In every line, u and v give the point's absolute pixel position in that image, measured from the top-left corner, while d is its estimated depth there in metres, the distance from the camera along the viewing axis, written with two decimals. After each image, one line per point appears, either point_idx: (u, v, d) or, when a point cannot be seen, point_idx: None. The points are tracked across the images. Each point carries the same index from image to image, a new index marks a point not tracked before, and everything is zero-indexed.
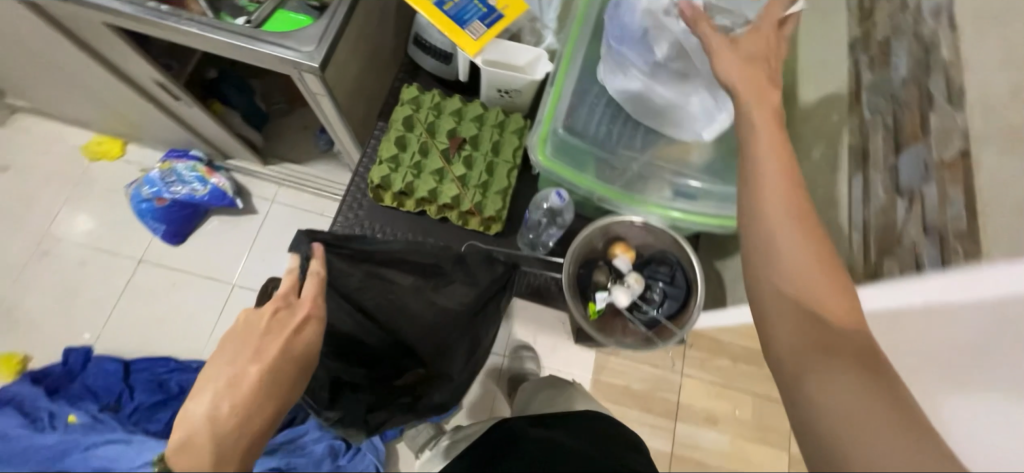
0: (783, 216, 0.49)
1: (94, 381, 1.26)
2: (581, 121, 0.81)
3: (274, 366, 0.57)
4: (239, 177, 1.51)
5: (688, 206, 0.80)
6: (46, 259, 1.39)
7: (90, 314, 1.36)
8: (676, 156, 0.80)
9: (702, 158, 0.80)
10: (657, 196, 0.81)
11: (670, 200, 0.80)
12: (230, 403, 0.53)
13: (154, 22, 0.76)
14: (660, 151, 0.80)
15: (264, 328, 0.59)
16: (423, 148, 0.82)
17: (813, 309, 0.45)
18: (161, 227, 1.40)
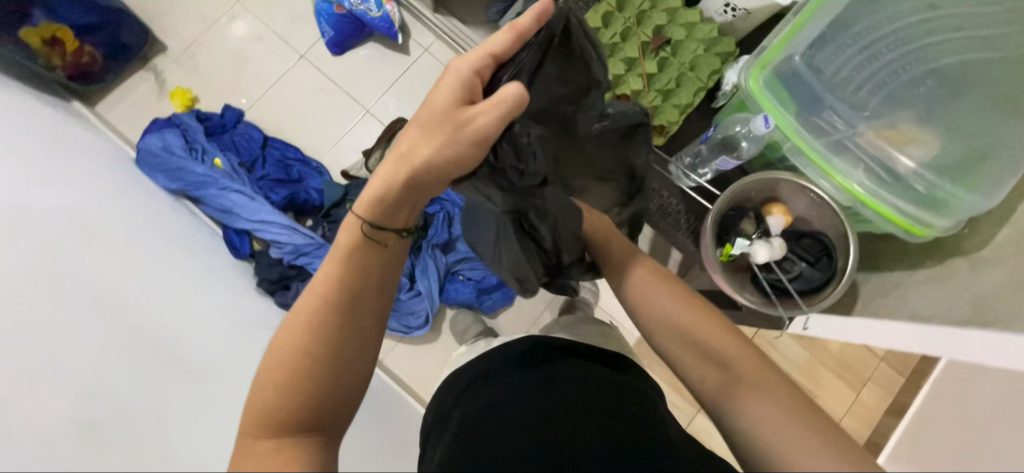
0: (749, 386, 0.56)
1: (239, 140, 1.44)
2: (818, 57, 0.90)
3: (425, 125, 0.58)
4: (407, 15, 1.56)
5: (881, 194, 0.89)
6: (233, 23, 1.55)
7: (251, 85, 1.53)
8: (903, 140, 0.88)
9: (931, 152, 0.88)
10: (853, 172, 0.90)
11: (866, 181, 0.89)
12: (397, 160, 0.59)
13: None
14: (886, 128, 0.89)
15: (440, 90, 0.58)
16: (625, 33, 0.79)
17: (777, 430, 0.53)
18: (329, 32, 1.50)
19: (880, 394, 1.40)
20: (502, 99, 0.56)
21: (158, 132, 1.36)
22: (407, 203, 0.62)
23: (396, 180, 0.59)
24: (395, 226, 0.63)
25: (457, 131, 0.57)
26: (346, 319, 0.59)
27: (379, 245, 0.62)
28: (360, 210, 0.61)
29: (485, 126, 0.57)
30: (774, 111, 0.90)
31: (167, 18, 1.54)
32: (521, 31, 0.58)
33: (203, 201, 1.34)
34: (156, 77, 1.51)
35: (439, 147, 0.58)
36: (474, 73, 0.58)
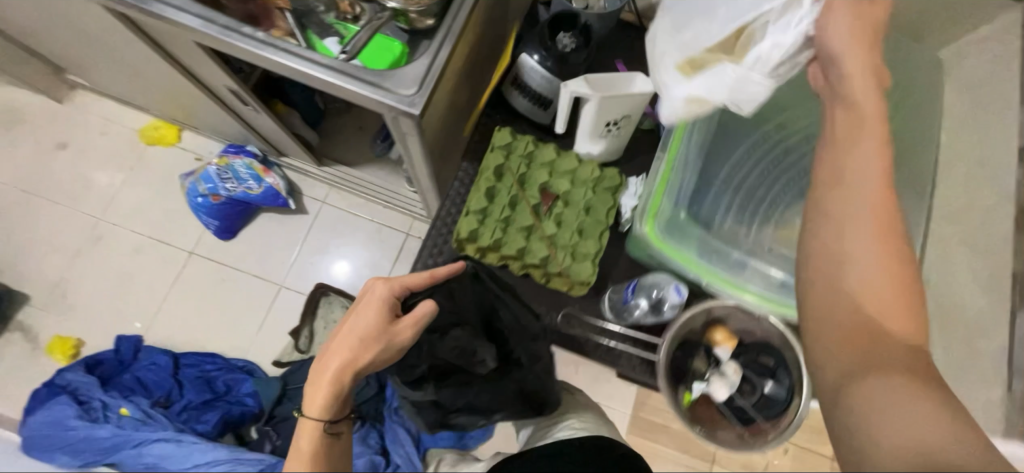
0: (845, 308, 0.47)
1: (144, 374, 1.27)
2: (705, 187, 0.74)
3: (357, 334, 0.69)
4: (290, 174, 1.49)
5: None
6: (103, 243, 1.40)
7: (141, 303, 1.37)
8: None
9: None
10: None
11: None
12: (337, 359, 0.68)
13: (238, 43, 0.71)
14: None
15: (371, 304, 0.72)
16: (513, 202, 0.77)
17: (884, 334, 0.46)
18: (213, 222, 1.39)
19: None
20: (424, 314, 0.73)
21: (45, 404, 1.17)
22: (353, 392, 0.70)
23: (343, 381, 0.67)
24: (342, 416, 0.69)
25: (390, 342, 0.70)
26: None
27: (332, 436, 0.67)
28: (316, 413, 0.65)
29: (408, 337, 0.71)
30: (674, 250, 0.69)
31: (23, 264, 1.36)
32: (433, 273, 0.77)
33: (120, 466, 1.14)
34: (27, 335, 1.31)
35: (375, 355, 0.68)
36: (394, 295, 0.74)
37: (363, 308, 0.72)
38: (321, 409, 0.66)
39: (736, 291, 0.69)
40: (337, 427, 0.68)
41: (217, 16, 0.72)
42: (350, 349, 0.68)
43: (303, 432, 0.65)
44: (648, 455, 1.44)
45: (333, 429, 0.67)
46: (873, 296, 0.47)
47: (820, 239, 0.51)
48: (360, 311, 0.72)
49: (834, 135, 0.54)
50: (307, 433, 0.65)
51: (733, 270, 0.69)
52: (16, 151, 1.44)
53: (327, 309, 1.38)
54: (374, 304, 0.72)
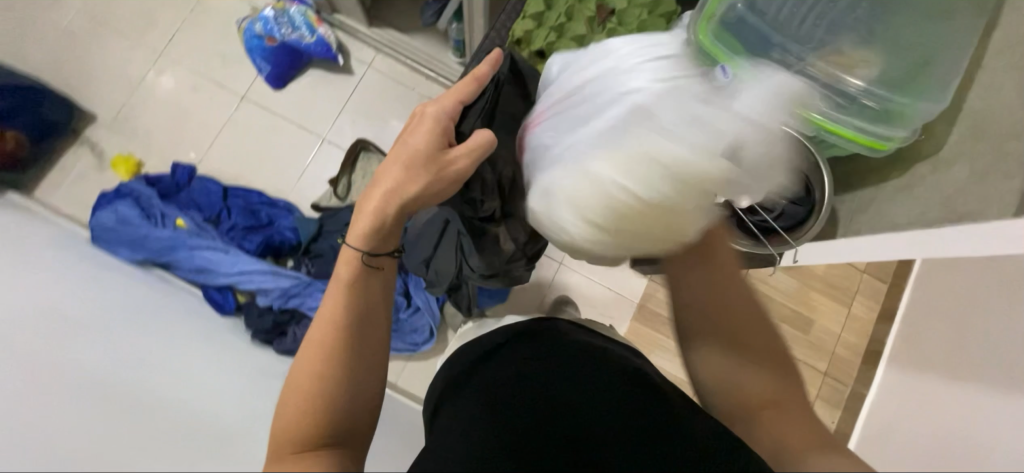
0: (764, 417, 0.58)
1: (197, 195, 1.38)
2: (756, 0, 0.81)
3: (408, 158, 0.66)
4: (341, 34, 1.53)
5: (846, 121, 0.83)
6: (163, 79, 1.49)
7: (196, 137, 1.47)
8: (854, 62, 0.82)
9: (880, 67, 0.82)
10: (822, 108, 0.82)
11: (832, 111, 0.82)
12: (388, 184, 0.65)
13: None
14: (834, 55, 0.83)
15: (422, 127, 0.68)
16: (569, 12, 0.80)
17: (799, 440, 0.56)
18: (266, 67, 1.45)
19: (868, 306, 1.57)
20: (478, 144, 0.69)
21: (111, 204, 1.29)
22: (396, 230, 0.68)
23: (386, 212, 0.65)
24: (387, 250, 0.67)
25: (439, 173, 0.66)
26: (348, 359, 0.58)
27: (375, 269, 0.66)
28: (354, 242, 0.64)
29: (460, 165, 0.68)
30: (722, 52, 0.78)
31: (91, 87, 1.45)
32: (482, 75, 0.70)
33: (176, 265, 1.28)
34: (94, 150, 1.42)
35: (427, 180, 0.65)
36: (445, 122, 0.70)
37: (414, 134, 0.68)
38: (366, 238, 0.64)
39: None
40: (379, 261, 0.66)
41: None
42: (402, 172, 0.65)
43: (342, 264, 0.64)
44: (649, 343, 1.52)
45: (374, 262, 0.65)
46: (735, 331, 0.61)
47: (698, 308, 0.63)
48: (411, 136, 0.68)
49: (716, 356, 0.63)
50: (344, 266, 0.64)
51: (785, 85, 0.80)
52: None
53: (366, 163, 1.45)
54: (427, 127, 0.68)
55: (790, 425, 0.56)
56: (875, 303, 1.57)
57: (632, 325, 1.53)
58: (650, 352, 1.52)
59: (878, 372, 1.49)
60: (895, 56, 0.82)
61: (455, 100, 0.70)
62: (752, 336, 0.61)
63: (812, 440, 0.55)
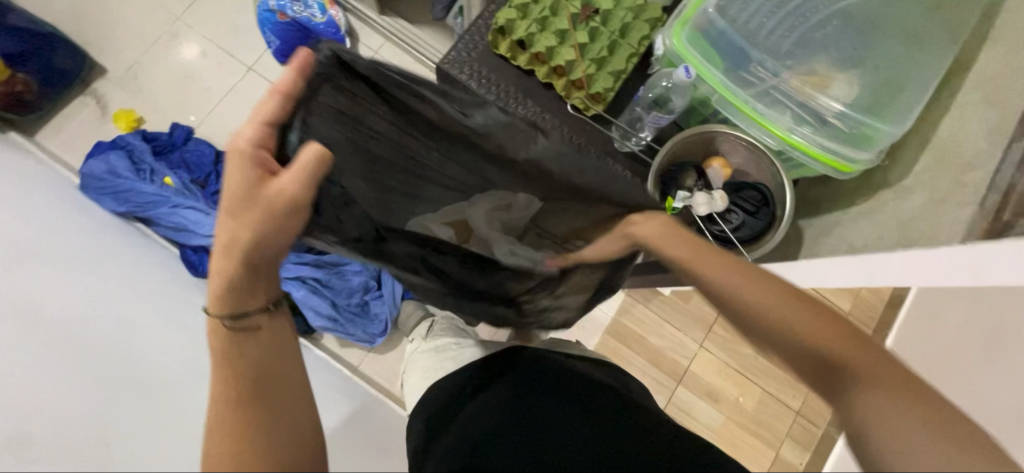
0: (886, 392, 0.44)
1: (190, 157, 1.40)
2: (734, 11, 0.87)
3: (225, 205, 0.52)
4: (352, 19, 1.57)
5: (810, 136, 0.88)
6: (176, 40, 1.53)
7: (198, 102, 1.50)
8: (820, 80, 0.88)
9: (845, 88, 0.88)
10: (781, 118, 0.89)
11: (794, 124, 0.89)
12: (217, 241, 0.52)
13: None
14: (805, 71, 0.88)
15: (230, 166, 0.53)
16: (553, 8, 0.81)
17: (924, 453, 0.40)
18: (275, 42, 1.49)
19: None
20: (306, 164, 0.53)
21: (104, 154, 1.32)
22: (262, 278, 0.55)
23: (225, 269, 0.52)
24: (257, 305, 0.54)
25: (265, 207, 0.51)
26: (258, 427, 0.47)
27: (255, 329, 0.53)
28: (214, 311, 0.53)
29: (288, 188, 0.52)
30: (691, 57, 0.87)
31: (106, 41, 1.50)
32: (286, 87, 0.56)
33: (156, 221, 1.30)
34: (98, 102, 1.46)
35: (260, 219, 0.51)
36: (261, 149, 0.54)
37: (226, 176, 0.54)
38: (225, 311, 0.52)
39: (733, 104, 0.90)
40: (259, 316, 0.54)
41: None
42: (230, 221, 0.51)
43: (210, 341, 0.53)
44: (618, 359, 1.49)
45: (243, 321, 0.53)
46: (772, 309, 0.52)
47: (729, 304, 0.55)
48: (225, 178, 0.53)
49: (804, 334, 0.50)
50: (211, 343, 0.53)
51: (757, 98, 0.89)
52: None
53: None
54: (233, 166, 0.53)
55: (913, 421, 0.41)
56: None
57: (604, 338, 1.50)
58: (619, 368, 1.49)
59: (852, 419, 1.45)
60: (857, 78, 0.89)
61: (256, 118, 0.54)
62: (852, 352, 0.47)
63: (916, 410, 0.41)
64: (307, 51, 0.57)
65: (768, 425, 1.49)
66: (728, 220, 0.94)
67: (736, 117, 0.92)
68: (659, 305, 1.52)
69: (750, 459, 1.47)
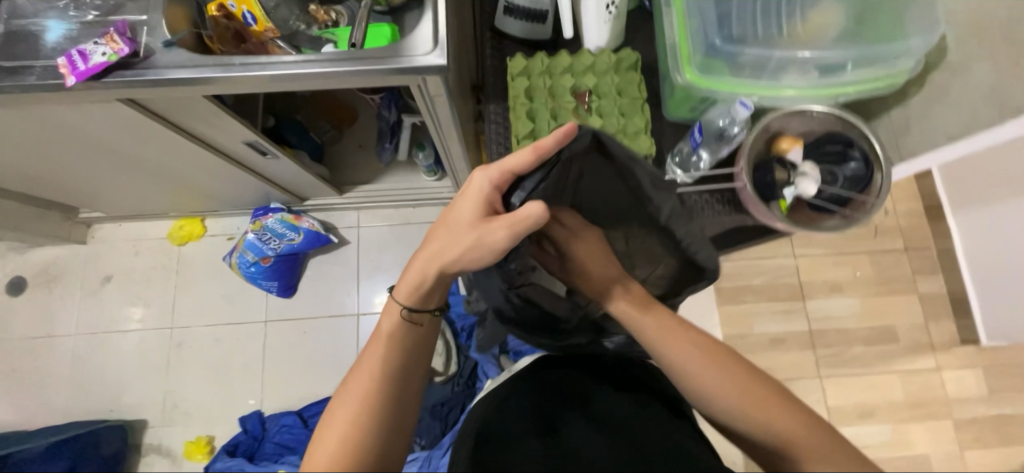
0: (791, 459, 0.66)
1: (280, 438, 1.33)
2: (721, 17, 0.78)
3: (447, 223, 0.70)
4: (318, 214, 1.54)
5: (843, 81, 0.77)
6: (184, 347, 1.46)
7: (246, 383, 1.43)
8: (825, 25, 0.76)
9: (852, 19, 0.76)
10: (803, 79, 0.77)
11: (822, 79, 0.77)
12: (430, 248, 0.71)
13: (257, 75, 0.73)
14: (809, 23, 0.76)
15: (472, 189, 0.69)
16: (555, 115, 0.82)
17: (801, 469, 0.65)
18: (273, 284, 1.44)
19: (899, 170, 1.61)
20: (522, 219, 0.65)
21: None
22: (437, 288, 0.74)
23: (426, 274, 0.71)
24: (429, 307, 0.74)
25: (474, 241, 0.68)
26: (387, 405, 0.67)
27: (410, 324, 0.73)
28: (402, 297, 0.72)
29: (501, 238, 0.66)
30: (712, 83, 0.76)
31: (127, 395, 1.41)
32: (543, 146, 0.65)
33: None
34: (162, 452, 1.37)
35: (461, 248, 0.68)
36: (495, 188, 0.69)
37: (463, 198, 0.70)
38: (402, 300, 0.73)
39: (765, 92, 0.78)
40: (417, 317, 0.73)
41: (230, 57, 0.73)
42: (444, 233, 0.70)
43: (388, 310, 0.74)
44: (744, 317, 1.50)
45: (412, 318, 0.73)
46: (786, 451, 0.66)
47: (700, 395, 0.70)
48: (460, 199, 0.70)
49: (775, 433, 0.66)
50: (389, 311, 0.73)
51: (767, 80, 0.77)
52: (65, 303, 1.47)
53: None
54: (479, 191, 0.69)
55: None
56: None
57: (719, 309, 1.52)
58: (751, 324, 1.50)
59: (951, 223, 1.51)
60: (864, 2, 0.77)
61: (512, 160, 0.67)
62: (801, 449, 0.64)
63: None
64: (574, 120, 0.66)
65: (892, 278, 1.54)
66: (835, 179, 0.75)
67: (774, 101, 0.79)
68: (739, 251, 1.54)
69: (904, 315, 1.51)
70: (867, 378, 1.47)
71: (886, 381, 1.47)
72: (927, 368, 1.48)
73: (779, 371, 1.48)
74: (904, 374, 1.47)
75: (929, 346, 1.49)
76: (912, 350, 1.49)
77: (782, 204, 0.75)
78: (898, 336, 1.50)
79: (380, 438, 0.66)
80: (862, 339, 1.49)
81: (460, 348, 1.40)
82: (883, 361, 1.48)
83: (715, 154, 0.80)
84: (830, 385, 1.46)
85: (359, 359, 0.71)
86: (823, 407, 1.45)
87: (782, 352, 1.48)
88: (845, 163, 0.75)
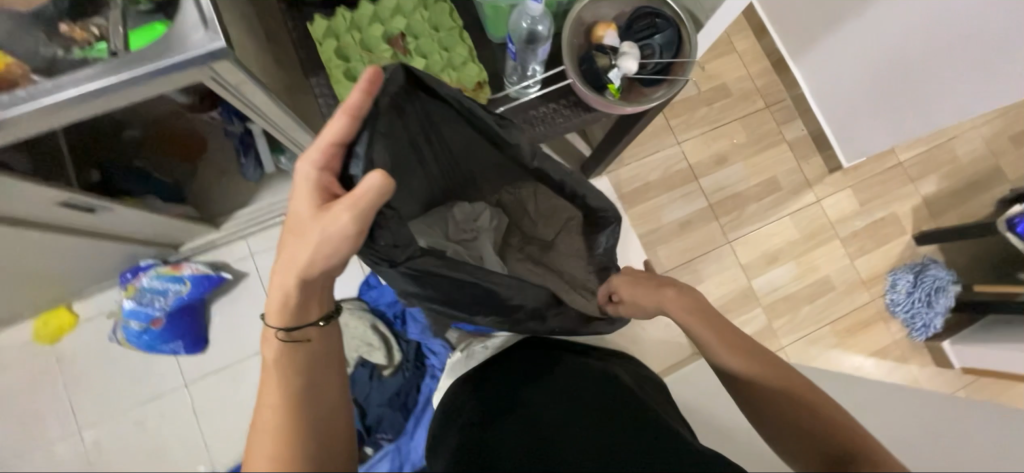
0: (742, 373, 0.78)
1: None
2: None
3: (289, 227, 0.65)
4: (203, 257, 1.41)
5: None
6: (103, 445, 1.31)
7: (188, 454, 1.33)
8: None
9: None
10: None
11: None
12: (283, 258, 0.65)
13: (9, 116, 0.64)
14: None
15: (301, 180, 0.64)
16: (375, 67, 0.78)
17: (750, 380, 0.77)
18: (177, 344, 1.32)
19: (744, 36, 1.73)
20: (360, 195, 0.60)
21: None
22: (312, 300, 0.70)
23: (288, 284, 0.66)
24: (309, 320, 0.70)
25: (321, 231, 0.62)
26: (307, 419, 0.63)
27: (297, 343, 0.69)
28: (274, 323, 0.68)
29: (347, 221, 0.61)
30: None
31: None
32: (353, 105, 0.62)
33: None
34: None
35: (314, 246, 0.63)
36: (324, 171, 0.65)
37: (297, 194, 0.65)
38: (282, 327, 0.68)
39: None
40: (302, 332, 0.69)
41: None
42: (292, 239, 0.65)
43: (267, 341, 0.69)
44: (651, 212, 1.60)
45: (292, 337, 0.69)
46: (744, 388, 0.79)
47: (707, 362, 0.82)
48: (294, 196, 0.65)
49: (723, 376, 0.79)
50: (269, 341, 0.69)
51: None
52: None
53: None
54: (308, 178, 0.64)
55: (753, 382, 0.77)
56: (744, 29, 1.74)
57: (628, 213, 1.60)
58: (659, 216, 1.60)
59: (794, 71, 1.67)
60: None
61: (331, 135, 0.63)
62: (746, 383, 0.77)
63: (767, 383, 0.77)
64: (373, 66, 0.62)
65: (763, 135, 1.68)
66: (654, 50, 0.78)
67: None
68: (630, 154, 1.61)
69: (780, 165, 1.67)
70: (766, 229, 1.63)
71: (781, 226, 1.64)
72: (809, 203, 1.66)
73: (695, 249, 1.60)
74: (793, 214, 1.65)
75: (806, 183, 1.68)
76: (794, 192, 1.66)
77: (613, 87, 0.77)
78: (780, 184, 1.66)
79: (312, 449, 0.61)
80: (753, 196, 1.64)
81: (398, 334, 1.36)
82: (775, 209, 1.65)
83: (538, 58, 0.78)
84: (737, 246, 1.61)
85: (260, 393, 0.66)
86: (738, 266, 1.60)
87: (692, 232, 1.60)
88: (656, 32, 0.78)
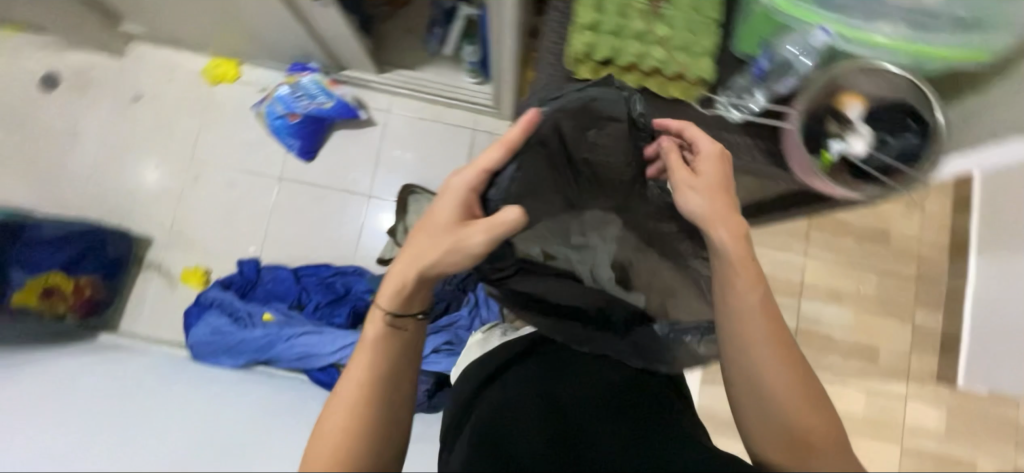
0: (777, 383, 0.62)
1: (272, 286, 1.40)
2: None
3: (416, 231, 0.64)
4: (354, 90, 1.52)
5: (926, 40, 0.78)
6: (199, 182, 1.49)
7: (248, 231, 1.48)
8: None
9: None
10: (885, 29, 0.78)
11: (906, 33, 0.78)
12: (405, 257, 0.64)
13: None
14: None
15: (448, 186, 0.65)
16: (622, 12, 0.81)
17: (798, 435, 0.61)
18: (296, 142, 1.46)
19: (940, 200, 1.56)
20: (501, 224, 0.63)
21: (200, 319, 1.32)
22: (419, 294, 0.65)
23: (406, 278, 0.63)
24: (412, 311, 0.65)
25: (450, 245, 0.62)
26: (385, 410, 0.61)
27: (396, 330, 0.63)
28: (382, 302, 0.63)
29: (480, 242, 0.62)
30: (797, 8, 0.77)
31: (136, 211, 1.47)
32: (511, 140, 0.66)
33: (278, 359, 1.28)
34: (159, 270, 1.45)
35: (441, 258, 0.62)
36: (470, 190, 0.66)
37: (443, 199, 0.65)
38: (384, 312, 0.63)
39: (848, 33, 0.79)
40: (405, 322, 0.64)
41: None
42: (420, 242, 0.63)
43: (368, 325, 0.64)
44: None
45: (396, 323, 0.63)
46: (785, 432, 0.62)
47: (728, 328, 0.66)
48: (442, 200, 0.65)
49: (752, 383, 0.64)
50: (370, 324, 0.63)
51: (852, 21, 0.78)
52: (93, 109, 1.49)
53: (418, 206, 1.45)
54: (456, 188, 0.65)
55: (792, 397, 0.62)
56: (946, 193, 1.56)
57: None
58: None
59: (971, 264, 1.48)
60: None
61: (488, 163, 0.65)
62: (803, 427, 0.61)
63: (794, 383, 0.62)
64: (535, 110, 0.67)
65: (893, 303, 1.53)
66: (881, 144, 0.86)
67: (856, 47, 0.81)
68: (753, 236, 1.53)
69: (890, 340, 1.52)
70: (835, 387, 1.49)
71: (852, 395, 1.50)
72: (894, 393, 1.50)
73: None
74: (871, 392, 1.50)
75: (903, 373, 1.51)
76: (887, 374, 1.51)
77: (826, 156, 0.85)
78: (878, 357, 1.51)
79: (378, 439, 0.60)
80: (844, 350, 1.51)
81: None
82: (856, 376, 1.51)
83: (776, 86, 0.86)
84: None
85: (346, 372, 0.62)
86: None
87: None
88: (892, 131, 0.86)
